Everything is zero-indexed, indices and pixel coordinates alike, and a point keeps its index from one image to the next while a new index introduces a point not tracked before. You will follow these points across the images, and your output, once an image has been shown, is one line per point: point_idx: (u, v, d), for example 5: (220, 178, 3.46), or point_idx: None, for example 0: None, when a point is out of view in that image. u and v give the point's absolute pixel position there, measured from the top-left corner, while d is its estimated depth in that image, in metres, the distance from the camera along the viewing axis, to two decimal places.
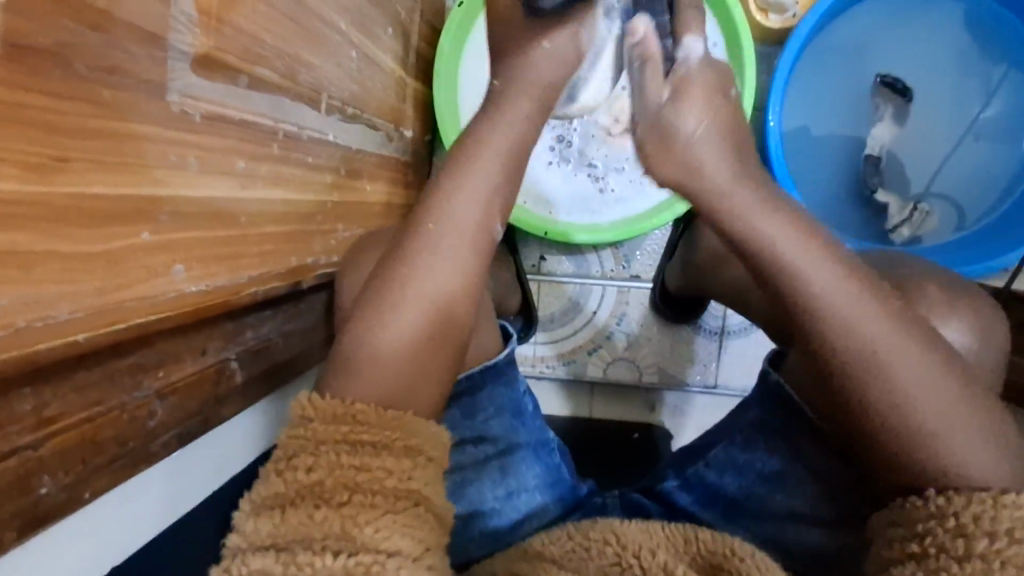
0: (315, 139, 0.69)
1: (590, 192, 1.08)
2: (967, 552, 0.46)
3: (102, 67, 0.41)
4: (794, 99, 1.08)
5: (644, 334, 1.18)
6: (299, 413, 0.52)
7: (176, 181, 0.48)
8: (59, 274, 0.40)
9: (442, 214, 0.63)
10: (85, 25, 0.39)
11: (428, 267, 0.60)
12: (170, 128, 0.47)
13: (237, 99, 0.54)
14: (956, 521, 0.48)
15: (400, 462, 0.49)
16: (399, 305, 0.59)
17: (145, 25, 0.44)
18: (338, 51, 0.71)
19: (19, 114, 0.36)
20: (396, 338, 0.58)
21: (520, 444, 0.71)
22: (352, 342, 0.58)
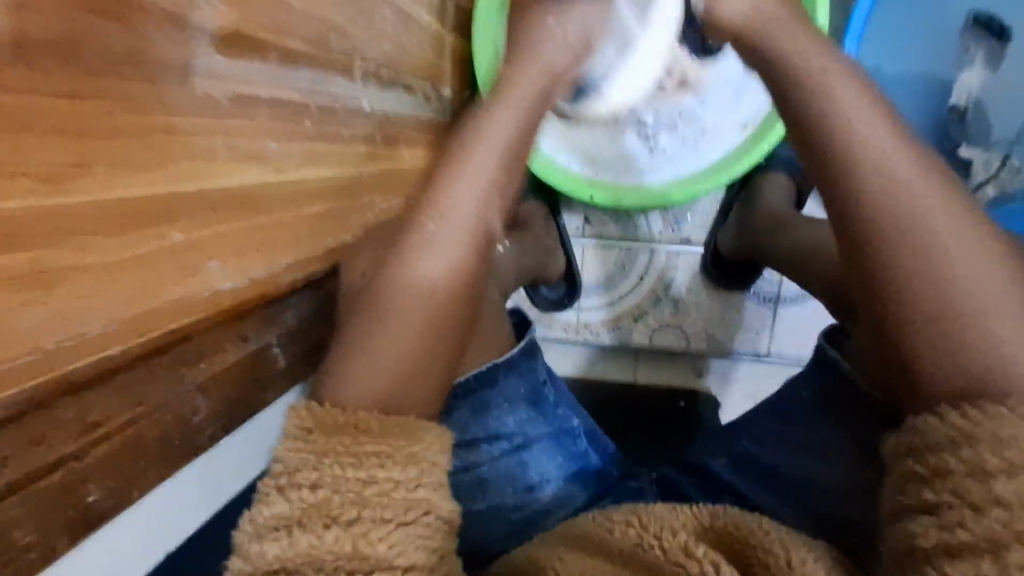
0: (350, 109, 0.65)
1: (637, 154, 1.01)
2: (989, 496, 0.39)
3: (115, 60, 0.38)
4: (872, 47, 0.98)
5: (692, 299, 1.13)
6: (297, 423, 0.50)
7: (210, 173, 0.46)
8: (86, 287, 0.38)
9: (443, 201, 0.62)
10: (93, 14, 0.36)
11: (430, 257, 0.60)
12: (195, 117, 0.44)
13: (265, 75, 0.50)
14: (973, 451, 0.40)
15: (408, 470, 0.47)
16: (403, 302, 0.58)
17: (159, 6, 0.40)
18: (373, 10, 0.66)
19: (29, 123, 0.34)
20: (397, 336, 0.56)
21: (541, 434, 0.68)
22: (354, 342, 0.57)
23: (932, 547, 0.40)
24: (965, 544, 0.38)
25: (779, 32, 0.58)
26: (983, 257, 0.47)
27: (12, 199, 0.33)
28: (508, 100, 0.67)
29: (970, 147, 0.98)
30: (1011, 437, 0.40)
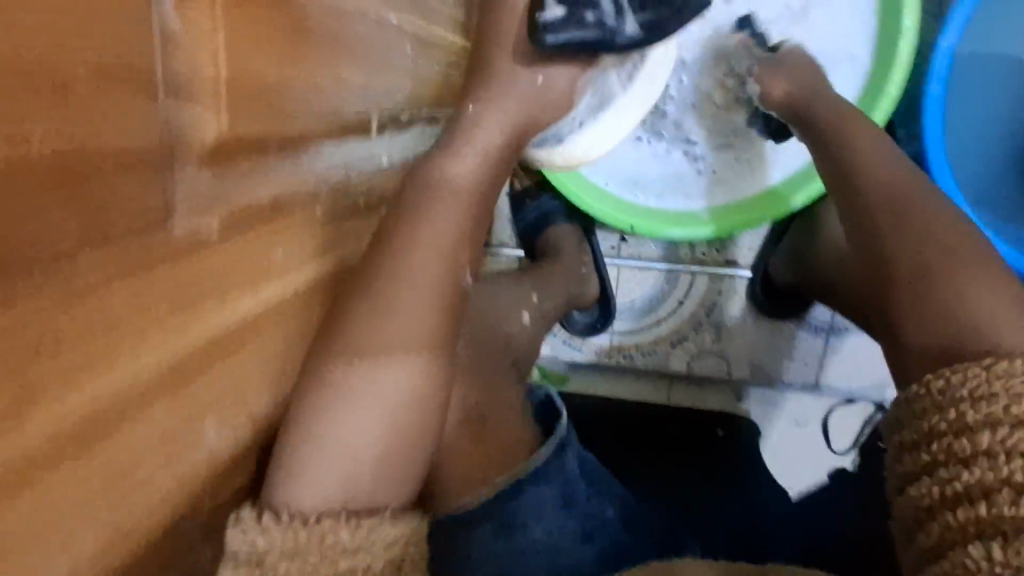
0: (366, 171, 0.57)
1: (681, 172, 0.90)
2: (972, 451, 0.46)
3: (70, 239, 0.30)
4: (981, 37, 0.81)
5: (738, 326, 1.05)
6: (250, 545, 0.45)
7: (194, 325, 0.38)
8: (50, 518, 0.32)
9: (432, 200, 0.55)
10: (35, 194, 0.28)
11: (394, 319, 0.51)
12: (177, 266, 0.36)
13: (260, 181, 0.42)
14: (958, 412, 0.47)
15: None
16: (370, 377, 0.50)
17: (120, 149, 0.32)
18: (392, 55, 0.57)
19: None
20: (359, 415, 0.50)
21: (576, 534, 0.65)
22: (308, 424, 0.49)
23: (937, 501, 0.47)
24: (961, 493, 0.45)
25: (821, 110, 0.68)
26: (985, 279, 0.53)
27: None
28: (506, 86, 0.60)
29: None
30: (988, 393, 0.47)
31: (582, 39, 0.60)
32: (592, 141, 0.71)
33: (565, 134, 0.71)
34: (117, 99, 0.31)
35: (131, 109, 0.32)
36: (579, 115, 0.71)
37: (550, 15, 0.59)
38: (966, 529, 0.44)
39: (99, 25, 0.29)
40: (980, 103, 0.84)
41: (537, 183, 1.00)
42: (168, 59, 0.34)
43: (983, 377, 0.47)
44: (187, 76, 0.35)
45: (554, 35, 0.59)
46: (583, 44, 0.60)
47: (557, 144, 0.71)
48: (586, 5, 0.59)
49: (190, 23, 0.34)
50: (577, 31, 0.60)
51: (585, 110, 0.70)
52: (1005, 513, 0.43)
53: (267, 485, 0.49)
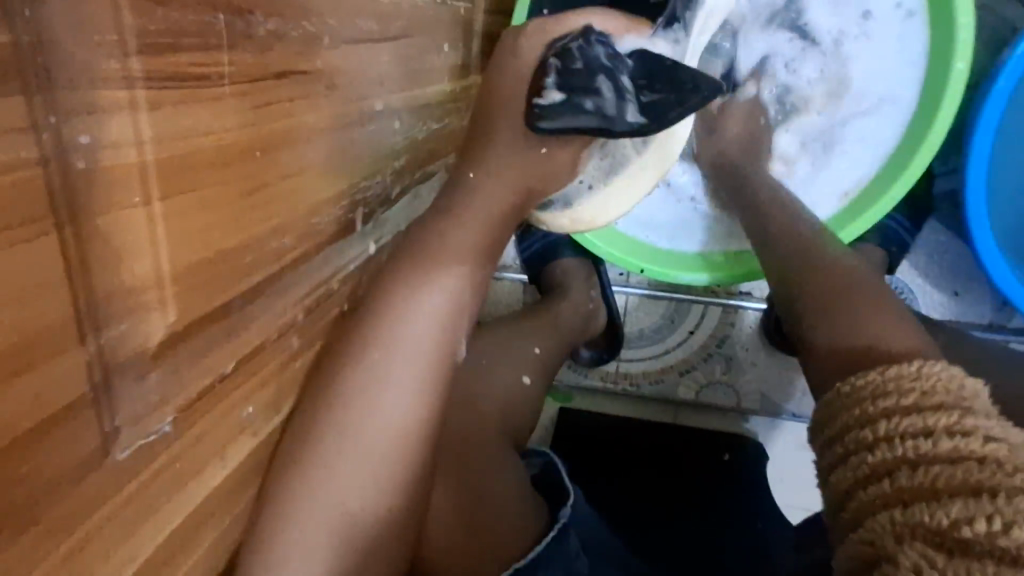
0: (351, 269, 0.51)
1: (691, 214, 0.84)
2: (874, 438, 0.37)
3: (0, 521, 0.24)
4: None
5: (749, 358, 1.02)
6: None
7: (161, 524, 0.34)
8: None
9: (440, 238, 0.48)
10: None
11: (390, 372, 0.43)
12: (138, 476, 0.31)
13: (229, 341, 0.37)
14: (865, 405, 0.38)
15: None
16: (368, 444, 0.42)
17: (60, 392, 0.26)
18: (374, 141, 0.50)
19: None
20: (351, 487, 0.42)
21: None
22: (294, 488, 0.41)
23: (849, 492, 0.37)
24: (868, 478, 0.36)
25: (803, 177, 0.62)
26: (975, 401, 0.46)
27: None
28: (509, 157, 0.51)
29: None
30: (890, 389, 0.38)
31: (580, 128, 0.48)
32: (605, 206, 0.59)
33: (575, 198, 0.59)
34: (49, 342, 0.25)
35: (65, 344, 0.26)
36: (587, 178, 0.58)
37: (547, 100, 0.49)
38: (874, 505, 0.35)
39: (17, 269, 0.23)
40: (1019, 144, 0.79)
41: None
42: (116, 261, 0.28)
43: (883, 376, 0.39)
44: (129, 274, 0.29)
45: (550, 120, 0.48)
46: (581, 130, 0.48)
47: (564, 210, 0.59)
48: (584, 89, 0.48)
49: (136, 217, 0.28)
50: (573, 119, 0.48)
51: (593, 171, 0.57)
52: (905, 487, 0.34)
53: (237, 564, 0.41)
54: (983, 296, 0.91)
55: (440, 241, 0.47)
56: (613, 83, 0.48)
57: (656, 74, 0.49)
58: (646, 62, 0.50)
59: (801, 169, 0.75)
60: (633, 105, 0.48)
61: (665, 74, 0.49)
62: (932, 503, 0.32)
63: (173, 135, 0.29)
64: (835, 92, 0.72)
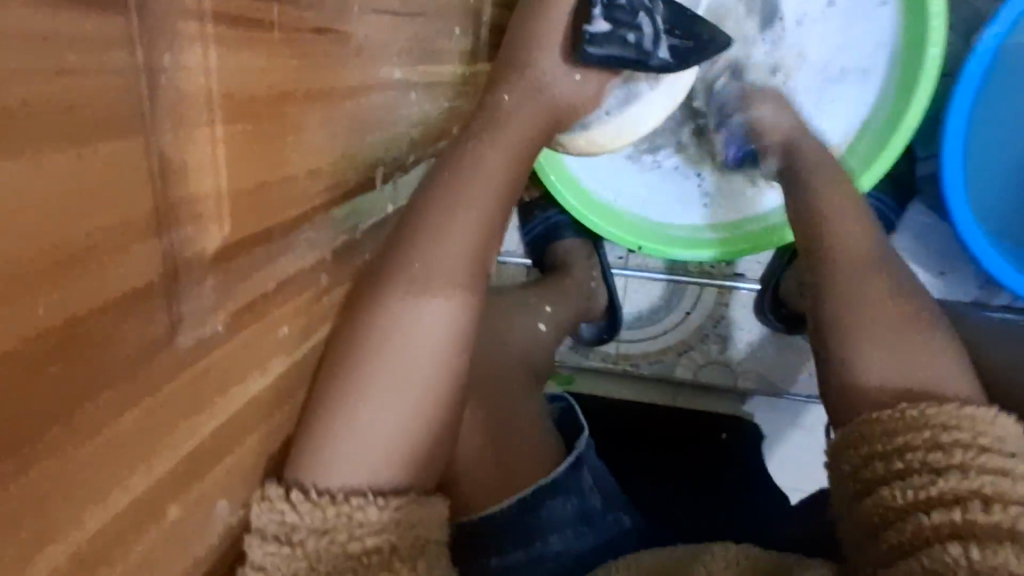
0: (372, 224, 0.57)
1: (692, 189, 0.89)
2: (946, 463, 0.41)
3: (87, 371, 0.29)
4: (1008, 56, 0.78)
5: (744, 337, 1.06)
6: (277, 520, 0.44)
7: (212, 419, 0.38)
8: None
9: (465, 182, 0.52)
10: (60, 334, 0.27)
11: (423, 305, 0.49)
12: (195, 367, 0.36)
13: (269, 267, 0.42)
14: (935, 433, 0.43)
15: (416, 567, 0.44)
16: (403, 364, 0.48)
17: (136, 272, 0.31)
18: (395, 108, 0.56)
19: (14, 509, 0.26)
20: (391, 400, 0.47)
21: (593, 546, 0.67)
22: (341, 401, 0.47)
23: (911, 511, 0.41)
24: (934, 498, 0.40)
25: (792, 151, 0.66)
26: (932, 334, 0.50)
27: None
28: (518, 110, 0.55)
29: None
30: (960, 424, 0.43)
31: (626, 57, 0.57)
32: (615, 135, 0.65)
33: (593, 122, 0.64)
34: (129, 224, 0.30)
35: (142, 230, 0.31)
36: (607, 105, 0.64)
37: (595, 28, 0.56)
38: (941, 529, 0.39)
39: (110, 156, 0.28)
40: (993, 126, 0.83)
41: (544, 197, 1.00)
42: (183, 170, 0.33)
43: (957, 413, 0.44)
44: (191, 183, 0.33)
45: (598, 48, 0.56)
46: (622, 59, 0.57)
47: (582, 131, 0.64)
48: (627, 23, 0.56)
49: (200, 134, 0.33)
50: (618, 48, 0.56)
51: (613, 100, 0.64)
52: (980, 520, 0.38)
53: (289, 466, 0.47)
54: (966, 276, 0.94)
55: (456, 188, 0.52)
56: (652, 22, 0.58)
57: (679, 22, 0.60)
58: (675, 10, 0.61)
59: None
60: (665, 43, 0.59)
61: (688, 23, 0.61)
62: (1012, 542, 0.37)
63: (232, 68, 0.34)
64: (803, 73, 0.78)
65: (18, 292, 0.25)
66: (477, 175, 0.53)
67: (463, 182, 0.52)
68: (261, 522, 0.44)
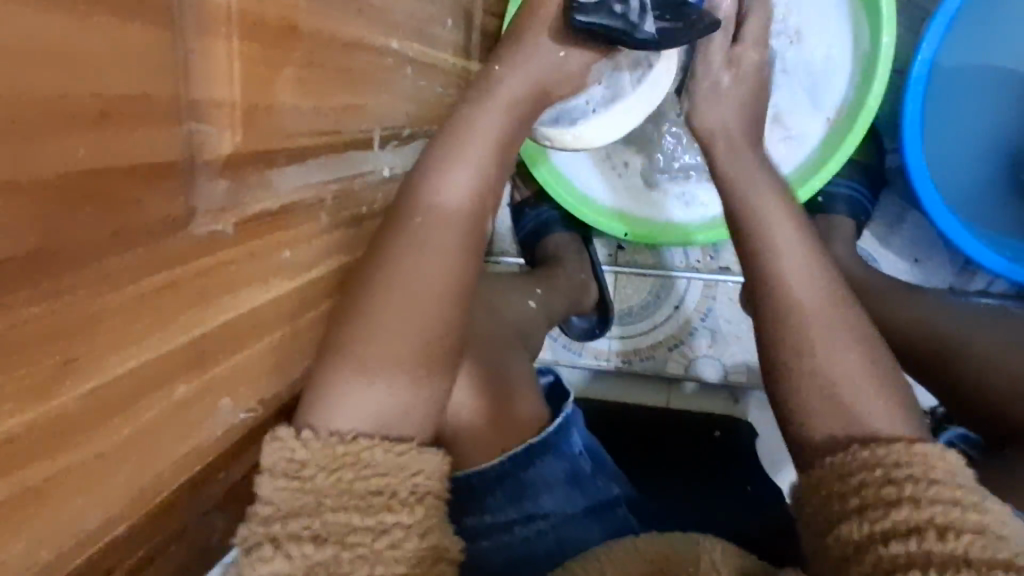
0: (369, 182, 0.61)
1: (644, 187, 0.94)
2: (897, 495, 0.41)
3: (108, 220, 0.32)
4: (952, 47, 0.84)
5: (732, 330, 1.09)
6: (287, 456, 0.45)
7: (215, 311, 0.41)
8: (83, 483, 0.33)
9: (462, 140, 0.55)
10: (92, 178, 0.31)
11: (427, 260, 0.51)
12: (202, 258, 0.39)
13: (273, 186, 0.46)
14: (884, 470, 0.42)
15: (415, 511, 0.45)
16: (404, 310, 0.50)
17: (155, 145, 0.34)
18: (391, 77, 0.61)
19: (42, 326, 0.29)
20: (395, 354, 0.50)
21: (580, 511, 0.63)
22: (348, 349, 0.50)
23: (868, 547, 0.40)
24: (892, 528, 0.40)
25: None
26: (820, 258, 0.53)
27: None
28: (507, 74, 0.60)
29: None
30: (903, 459, 0.43)
31: (613, 26, 0.60)
32: (601, 130, 0.69)
33: (578, 116, 0.70)
34: (151, 100, 0.34)
35: (161, 110, 0.35)
36: (591, 101, 0.70)
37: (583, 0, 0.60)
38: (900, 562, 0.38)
39: (139, 34, 0.33)
40: (948, 116, 0.88)
41: (535, 196, 1.05)
42: (200, 70, 0.37)
43: (904, 448, 0.43)
44: (209, 87, 0.38)
45: (586, 15, 0.59)
46: (606, 29, 0.60)
47: (571, 126, 0.69)
48: None
49: (218, 42, 0.38)
50: (603, 16, 0.60)
51: (598, 96, 0.70)
52: (937, 548, 0.38)
53: (302, 409, 0.49)
54: (943, 263, 0.97)
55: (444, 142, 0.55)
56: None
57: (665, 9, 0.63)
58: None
59: (760, 148, 0.83)
60: (650, 19, 0.61)
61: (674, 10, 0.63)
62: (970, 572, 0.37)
63: None
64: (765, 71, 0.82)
65: (66, 130, 0.29)
66: (470, 132, 0.56)
67: (460, 141, 0.55)
68: (272, 458, 0.45)
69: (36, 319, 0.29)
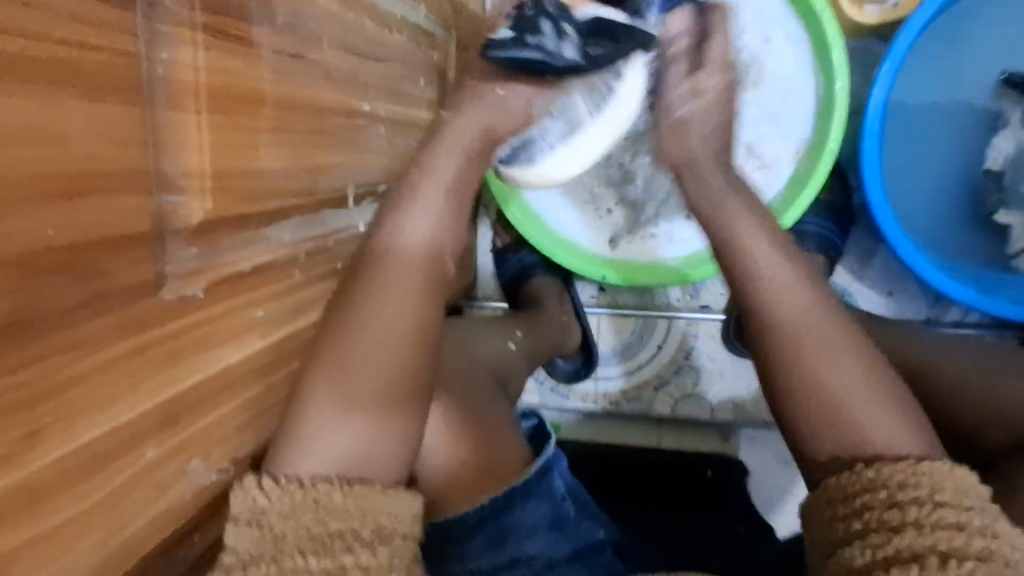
0: (343, 238, 0.62)
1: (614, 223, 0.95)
2: (901, 519, 0.40)
3: (75, 294, 0.33)
4: (899, 92, 0.89)
5: (716, 367, 1.09)
6: (247, 507, 0.44)
7: (184, 374, 0.41)
8: (49, 553, 0.33)
9: (421, 188, 0.56)
10: (58, 251, 0.32)
11: (391, 302, 0.52)
12: (171, 321, 0.40)
13: (245, 247, 0.47)
14: (888, 491, 0.42)
15: (377, 553, 0.44)
16: (374, 357, 0.51)
17: (124, 218, 0.36)
18: (363, 135, 0.64)
19: (4, 401, 0.30)
20: (361, 394, 0.50)
21: (565, 556, 0.62)
22: (315, 396, 0.50)
23: (871, 570, 0.39)
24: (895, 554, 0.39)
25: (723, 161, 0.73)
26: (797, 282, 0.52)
27: None
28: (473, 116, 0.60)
29: (1009, 212, 0.89)
30: (913, 481, 0.42)
31: (528, 59, 0.59)
32: (559, 164, 0.69)
33: (535, 154, 0.68)
34: (119, 173, 0.35)
35: (130, 182, 0.36)
36: (549, 136, 0.67)
37: (500, 37, 0.60)
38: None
39: (108, 113, 0.34)
40: (902, 153, 0.91)
41: (515, 241, 1.07)
42: (166, 141, 0.39)
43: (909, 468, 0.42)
44: (180, 157, 0.40)
45: (498, 51, 0.59)
46: (527, 63, 0.60)
47: (528, 165, 0.69)
48: (532, 28, 0.59)
49: (186, 115, 0.40)
50: (520, 51, 0.59)
51: (554, 130, 0.67)
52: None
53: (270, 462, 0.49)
54: (914, 292, 0.99)
55: (410, 190, 0.56)
56: (555, 24, 0.59)
57: (598, 31, 0.60)
58: (593, 18, 0.61)
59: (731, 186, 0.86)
60: (570, 43, 0.59)
61: (606, 30, 0.60)
62: None
63: (217, 67, 0.41)
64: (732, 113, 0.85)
65: (34, 210, 0.30)
66: (434, 176, 0.57)
67: (421, 188, 0.57)
68: (236, 507, 0.44)
69: (5, 392, 0.30)
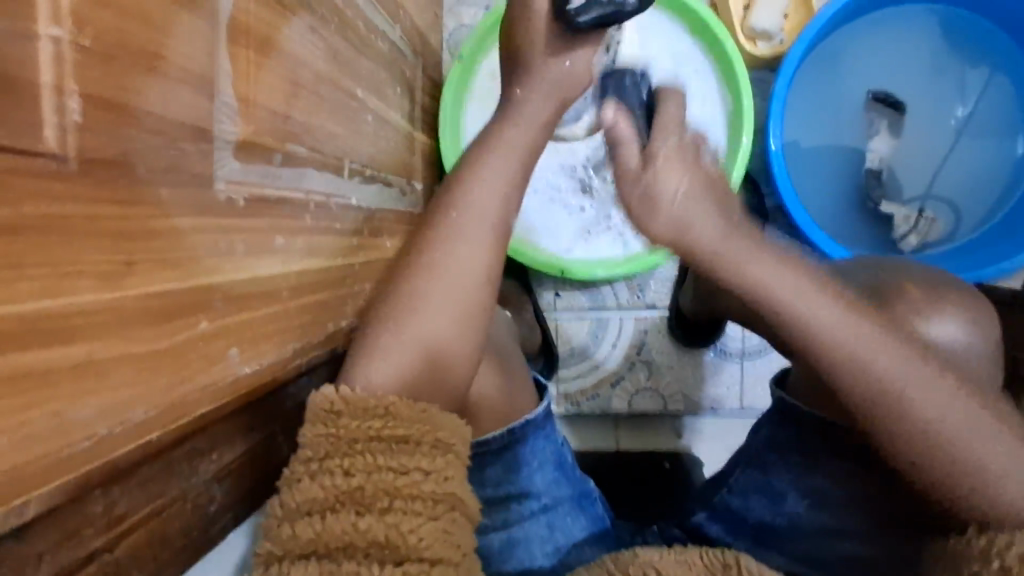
0: (341, 204, 0.70)
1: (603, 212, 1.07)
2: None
3: (159, 162, 0.39)
4: (791, 112, 1.08)
5: (665, 361, 1.19)
6: (326, 405, 0.50)
7: (230, 268, 0.47)
8: (131, 378, 0.38)
9: (483, 175, 0.63)
10: (150, 118, 0.38)
11: (451, 270, 0.60)
12: (219, 216, 0.46)
13: (272, 177, 0.54)
14: (1001, 562, 0.48)
15: (434, 461, 0.49)
16: (430, 306, 0.58)
17: (193, 116, 0.43)
18: (356, 116, 0.72)
19: (108, 226, 0.35)
20: (420, 335, 0.58)
21: (565, 495, 0.72)
22: (379, 339, 0.57)
23: None
24: None
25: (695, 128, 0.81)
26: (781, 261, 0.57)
27: (78, 294, 0.33)
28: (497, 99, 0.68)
29: (889, 203, 1.08)
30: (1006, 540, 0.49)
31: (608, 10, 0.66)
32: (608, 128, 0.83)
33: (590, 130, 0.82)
34: (193, 77, 0.43)
35: (201, 87, 0.44)
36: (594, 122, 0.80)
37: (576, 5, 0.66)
38: None
39: (191, 25, 0.42)
40: (802, 161, 1.09)
41: None
42: (225, 64, 0.46)
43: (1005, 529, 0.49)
44: (234, 82, 0.47)
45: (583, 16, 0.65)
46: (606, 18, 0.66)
47: None
48: None
49: (237, 47, 0.48)
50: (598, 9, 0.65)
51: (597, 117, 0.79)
52: None
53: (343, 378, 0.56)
54: None
55: (469, 170, 0.64)
56: None
57: None
58: None
59: None
60: None
61: None
62: None
63: (258, 13, 0.50)
64: None
65: (136, 77, 0.37)
66: (499, 161, 0.64)
67: (485, 172, 0.64)
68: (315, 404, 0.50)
69: (112, 214, 0.35)
